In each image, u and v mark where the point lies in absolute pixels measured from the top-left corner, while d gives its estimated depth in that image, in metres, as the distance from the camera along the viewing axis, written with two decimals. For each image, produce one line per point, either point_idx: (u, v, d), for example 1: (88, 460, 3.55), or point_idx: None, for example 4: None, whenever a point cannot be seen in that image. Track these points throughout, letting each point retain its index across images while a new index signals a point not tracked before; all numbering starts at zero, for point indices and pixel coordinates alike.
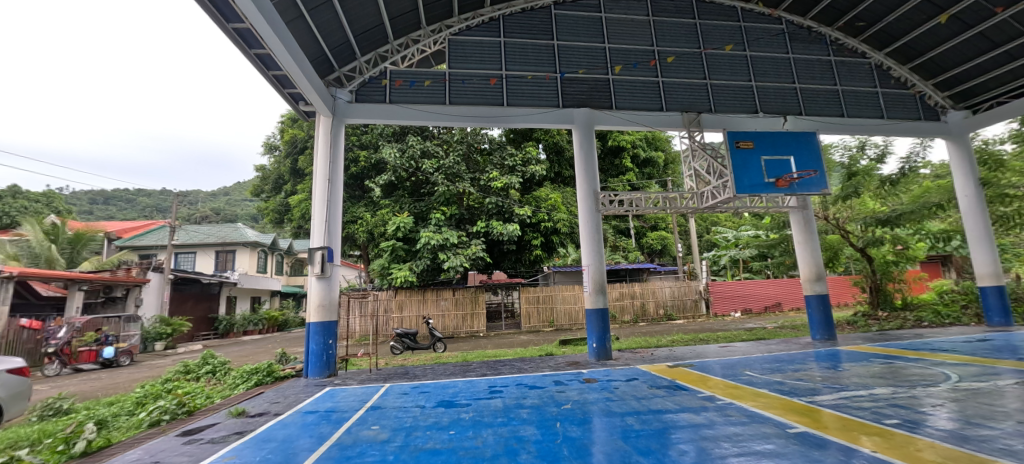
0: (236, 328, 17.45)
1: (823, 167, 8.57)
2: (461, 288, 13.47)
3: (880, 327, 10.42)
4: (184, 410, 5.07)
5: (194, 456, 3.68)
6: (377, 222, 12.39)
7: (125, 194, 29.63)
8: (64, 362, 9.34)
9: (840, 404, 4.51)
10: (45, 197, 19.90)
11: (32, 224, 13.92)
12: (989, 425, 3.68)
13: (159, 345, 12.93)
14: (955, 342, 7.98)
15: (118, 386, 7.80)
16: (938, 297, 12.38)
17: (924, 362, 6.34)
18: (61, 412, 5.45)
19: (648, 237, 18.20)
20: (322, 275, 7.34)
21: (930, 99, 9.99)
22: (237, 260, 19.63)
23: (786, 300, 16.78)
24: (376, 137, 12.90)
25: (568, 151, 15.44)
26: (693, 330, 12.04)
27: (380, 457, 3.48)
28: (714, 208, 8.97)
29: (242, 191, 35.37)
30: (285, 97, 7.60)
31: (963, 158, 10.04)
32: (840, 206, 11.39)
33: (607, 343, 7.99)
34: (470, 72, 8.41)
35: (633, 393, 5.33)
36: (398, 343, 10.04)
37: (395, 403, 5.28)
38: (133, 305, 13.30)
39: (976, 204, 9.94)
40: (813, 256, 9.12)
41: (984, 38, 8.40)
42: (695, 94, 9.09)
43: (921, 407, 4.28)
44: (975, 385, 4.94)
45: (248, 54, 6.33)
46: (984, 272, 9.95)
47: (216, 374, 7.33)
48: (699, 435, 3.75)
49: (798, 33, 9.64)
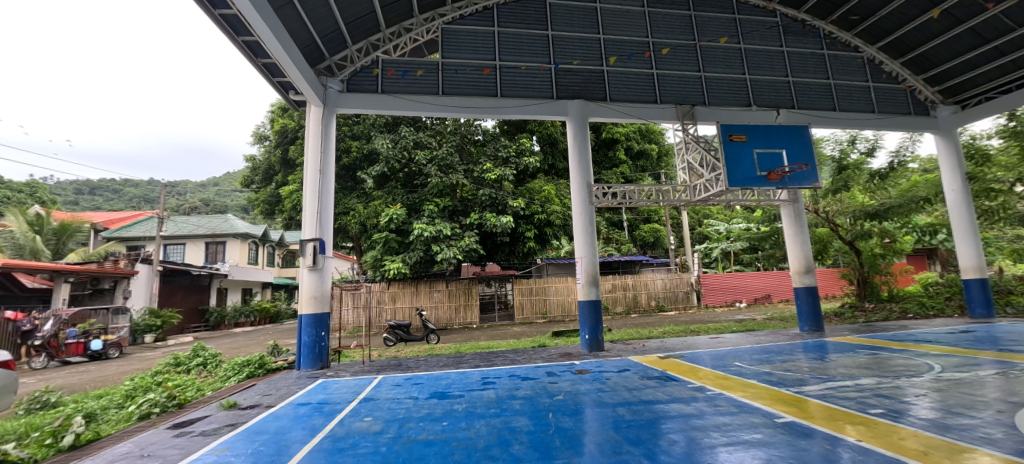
0: (228, 321, 17.21)
1: (814, 161, 8.63)
2: (454, 280, 13.51)
3: (867, 319, 10.63)
4: (175, 403, 5.04)
5: (184, 449, 3.67)
6: (369, 214, 12.20)
7: (111, 184, 28.88)
8: (51, 355, 9.24)
9: (826, 394, 4.61)
10: (29, 187, 19.46)
11: (16, 214, 13.63)
12: (969, 415, 3.78)
13: (148, 338, 12.79)
14: (940, 334, 8.14)
15: (106, 378, 7.73)
16: (923, 289, 12.67)
17: (909, 353, 6.48)
18: (49, 405, 5.38)
19: (641, 229, 18.12)
20: (314, 268, 7.28)
21: (920, 94, 10.10)
22: (227, 251, 19.47)
23: (776, 292, 16.97)
24: (368, 128, 12.72)
25: (562, 143, 15.32)
26: (684, 322, 12.10)
27: (373, 448, 3.50)
28: (706, 201, 9.01)
29: (231, 181, 34.81)
30: (275, 87, 7.48)
31: (950, 153, 10.19)
32: (830, 199, 11.41)
33: (599, 335, 8.03)
34: (463, 62, 8.33)
35: (625, 384, 5.39)
36: (390, 335, 9.88)
37: (388, 395, 5.28)
38: (121, 297, 13.18)
39: (962, 199, 10.11)
40: (803, 248, 9.21)
41: (974, 34, 8.49)
42: (689, 86, 9.10)
43: (904, 397, 4.38)
44: (958, 376, 5.05)
45: (235, 41, 6.19)
46: (968, 265, 10.14)
47: (206, 366, 7.27)
48: (689, 425, 3.80)
49: (792, 27, 9.65)
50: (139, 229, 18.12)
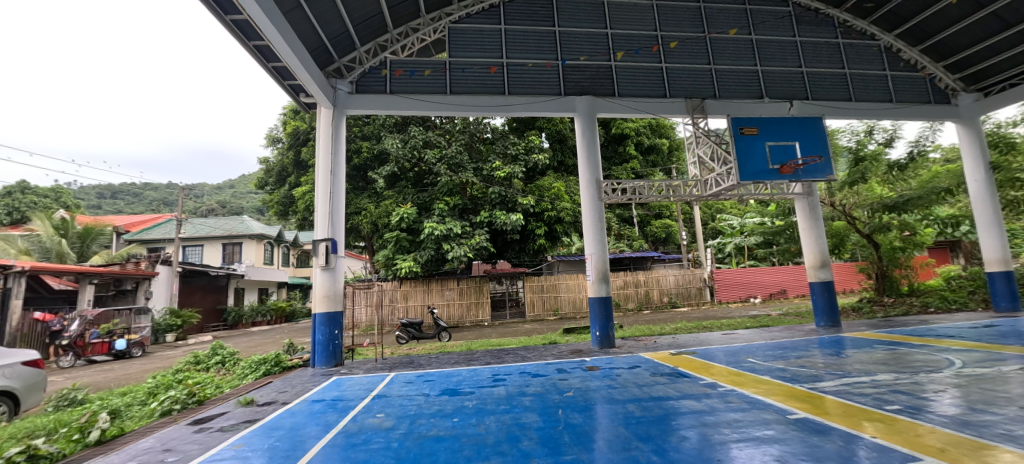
0: (245, 320, 17.55)
1: (829, 152, 8.43)
2: (465, 278, 13.58)
3: (885, 314, 10.38)
4: (195, 400, 5.20)
5: (204, 444, 3.78)
6: (381, 214, 12.31)
7: (131, 188, 29.71)
8: (77, 354, 9.54)
9: (842, 390, 4.54)
10: (54, 192, 20.13)
11: (42, 219, 14.10)
12: (991, 411, 3.68)
13: (169, 337, 13.14)
14: (961, 328, 7.93)
15: (130, 376, 7.98)
16: (945, 283, 12.32)
17: (928, 349, 6.33)
18: (76, 402, 5.60)
19: (652, 225, 17.99)
20: (327, 267, 7.40)
21: (940, 81, 9.81)
22: (243, 252, 19.88)
23: (791, 287, 16.69)
24: (378, 128, 12.86)
25: (571, 139, 15.27)
26: (697, 319, 12.01)
27: (385, 444, 3.56)
28: (718, 196, 8.88)
29: (247, 183, 35.52)
30: (286, 90, 7.60)
31: (973, 142, 9.87)
32: (847, 192, 11.18)
33: (609, 331, 8.01)
34: (470, 61, 8.35)
35: (635, 380, 5.37)
36: (402, 333, 10.03)
37: (399, 392, 5.36)
38: (143, 298, 13.53)
39: (985, 189, 9.79)
40: (818, 243, 9.06)
41: (997, 19, 8.20)
42: (699, 80, 8.98)
43: (924, 393, 4.28)
44: (979, 371, 4.92)
45: (247, 46, 6.32)
46: (992, 257, 9.84)
47: (225, 364, 7.47)
48: (700, 421, 3.78)
49: (805, 16, 9.45)
50: (158, 231, 18.61)
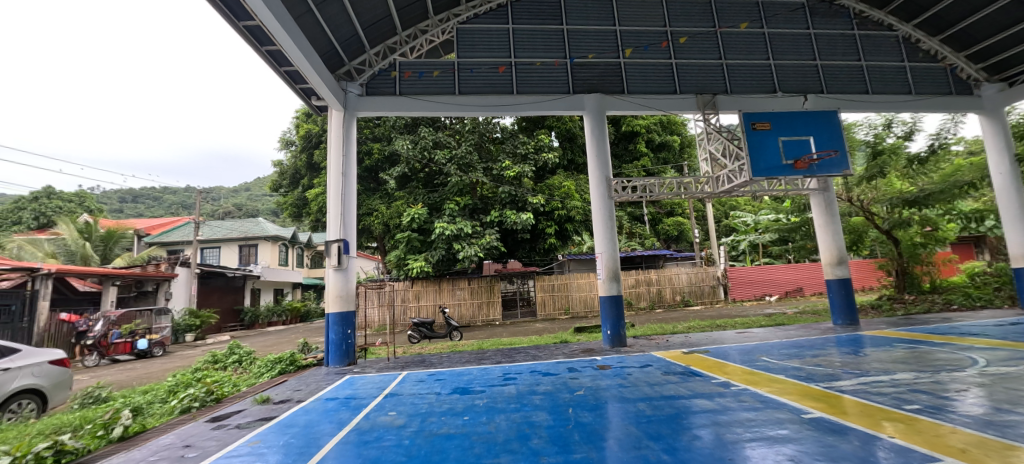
0: (261, 320, 17.88)
1: (845, 146, 8.26)
2: (476, 278, 13.63)
3: (906, 311, 10.12)
4: (213, 398, 5.32)
5: (222, 440, 3.87)
6: (392, 214, 12.43)
7: (151, 192, 30.45)
8: (102, 354, 9.82)
9: (859, 390, 4.44)
10: (78, 197, 20.74)
11: (67, 222, 14.54)
12: (1017, 411, 3.57)
13: (189, 336, 13.46)
14: (985, 326, 7.70)
15: (151, 375, 8.19)
16: (969, 280, 11.96)
17: (951, 347, 6.15)
18: (100, 400, 5.78)
19: (664, 223, 17.82)
20: (339, 268, 7.50)
21: (962, 72, 9.52)
22: (259, 253, 20.24)
23: (807, 285, 16.37)
24: (389, 130, 12.99)
25: (580, 137, 15.21)
26: (710, 317, 11.88)
27: (396, 441, 3.60)
28: (731, 193, 8.77)
29: (262, 186, 36.15)
30: (297, 93, 7.72)
31: (997, 134, 9.56)
32: (865, 187, 10.93)
33: (621, 330, 7.96)
34: (479, 61, 8.38)
35: (646, 379, 5.34)
36: (414, 333, 10.11)
37: (411, 390, 5.41)
38: (163, 299, 13.87)
39: (1011, 183, 9.48)
40: (834, 240, 8.88)
41: (1021, 6, 7.94)
42: (709, 75, 8.87)
43: (946, 392, 4.17)
44: (1005, 370, 4.77)
45: (260, 51, 6.44)
46: (1018, 253, 9.52)
47: (242, 363, 7.63)
48: (712, 421, 3.74)
49: (818, 8, 9.27)
50: (177, 234, 19.05)
